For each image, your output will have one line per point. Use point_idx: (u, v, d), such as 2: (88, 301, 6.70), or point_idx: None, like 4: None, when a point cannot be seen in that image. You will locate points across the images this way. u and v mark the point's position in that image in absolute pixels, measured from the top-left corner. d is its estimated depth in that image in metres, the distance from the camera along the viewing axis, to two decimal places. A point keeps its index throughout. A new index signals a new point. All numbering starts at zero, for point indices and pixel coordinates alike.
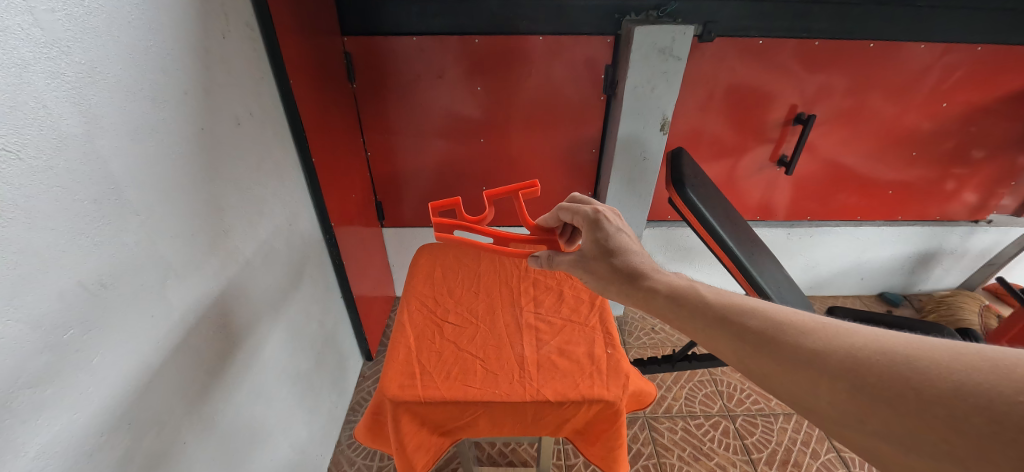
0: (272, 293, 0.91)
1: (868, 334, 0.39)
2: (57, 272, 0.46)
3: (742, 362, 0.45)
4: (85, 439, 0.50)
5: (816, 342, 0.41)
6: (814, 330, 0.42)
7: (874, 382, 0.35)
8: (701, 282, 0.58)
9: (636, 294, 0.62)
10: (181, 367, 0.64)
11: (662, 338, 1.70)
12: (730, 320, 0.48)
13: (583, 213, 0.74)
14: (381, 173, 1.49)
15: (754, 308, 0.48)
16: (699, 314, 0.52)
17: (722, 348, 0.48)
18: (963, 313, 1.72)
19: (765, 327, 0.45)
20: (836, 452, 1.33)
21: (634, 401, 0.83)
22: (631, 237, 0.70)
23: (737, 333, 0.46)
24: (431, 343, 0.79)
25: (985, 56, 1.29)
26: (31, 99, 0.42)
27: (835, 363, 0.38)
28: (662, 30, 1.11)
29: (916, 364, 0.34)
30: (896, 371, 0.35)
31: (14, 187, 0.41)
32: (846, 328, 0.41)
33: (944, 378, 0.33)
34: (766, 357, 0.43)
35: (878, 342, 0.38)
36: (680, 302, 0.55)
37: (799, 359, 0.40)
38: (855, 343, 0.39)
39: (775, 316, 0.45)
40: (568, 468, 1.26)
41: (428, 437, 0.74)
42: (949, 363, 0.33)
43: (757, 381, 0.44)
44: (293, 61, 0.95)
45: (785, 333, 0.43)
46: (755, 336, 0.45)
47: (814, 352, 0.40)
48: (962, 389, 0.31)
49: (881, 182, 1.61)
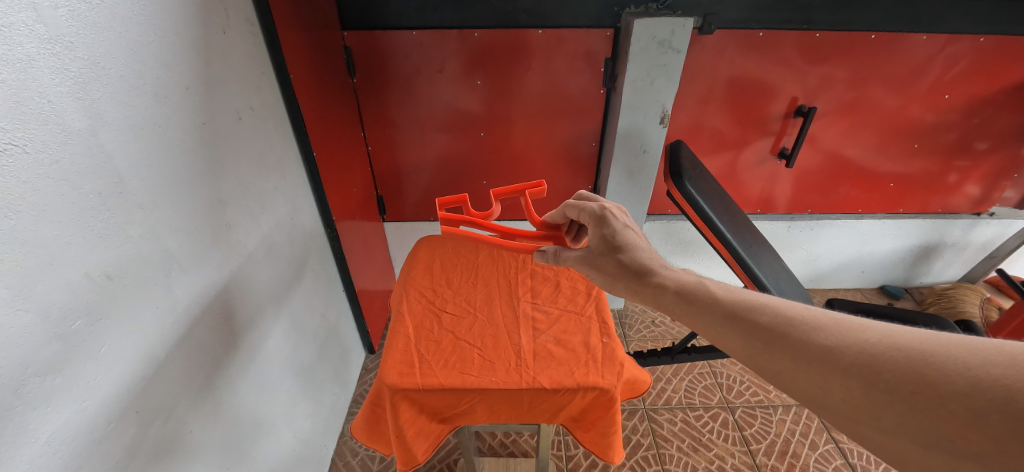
0: (274, 286, 0.92)
1: (882, 330, 0.40)
2: (65, 264, 0.47)
3: (752, 359, 0.46)
4: (95, 427, 0.51)
5: (829, 339, 0.41)
6: (826, 326, 0.43)
7: (888, 379, 0.36)
8: (710, 279, 0.58)
9: (644, 290, 0.62)
10: (187, 358, 0.66)
11: (662, 331, 1.71)
12: (740, 316, 0.49)
13: (589, 210, 0.75)
14: (382, 167, 1.49)
15: (765, 305, 0.48)
16: (709, 310, 0.52)
17: (732, 344, 0.48)
18: (963, 306, 1.72)
19: (777, 324, 0.45)
20: (834, 444, 1.34)
21: (628, 390, 0.84)
22: (637, 233, 0.71)
23: (747, 330, 0.47)
24: (430, 332, 0.80)
25: (987, 47, 1.28)
26: (37, 95, 0.43)
27: (849, 360, 0.39)
28: (662, 22, 1.11)
29: (933, 360, 0.35)
30: (912, 367, 0.35)
31: (22, 181, 0.42)
32: (859, 325, 0.41)
33: (962, 374, 0.33)
34: (777, 353, 0.44)
35: (894, 339, 0.38)
36: (689, 298, 0.56)
37: (811, 356, 0.41)
38: (869, 339, 0.39)
39: (786, 313, 0.46)
40: (569, 458, 1.27)
41: (427, 424, 0.76)
42: (967, 358, 0.34)
43: (769, 378, 0.44)
44: (292, 56, 0.95)
45: (797, 329, 0.44)
46: (765, 332, 0.46)
47: (827, 349, 0.41)
48: (980, 385, 0.32)
49: (882, 174, 1.60)
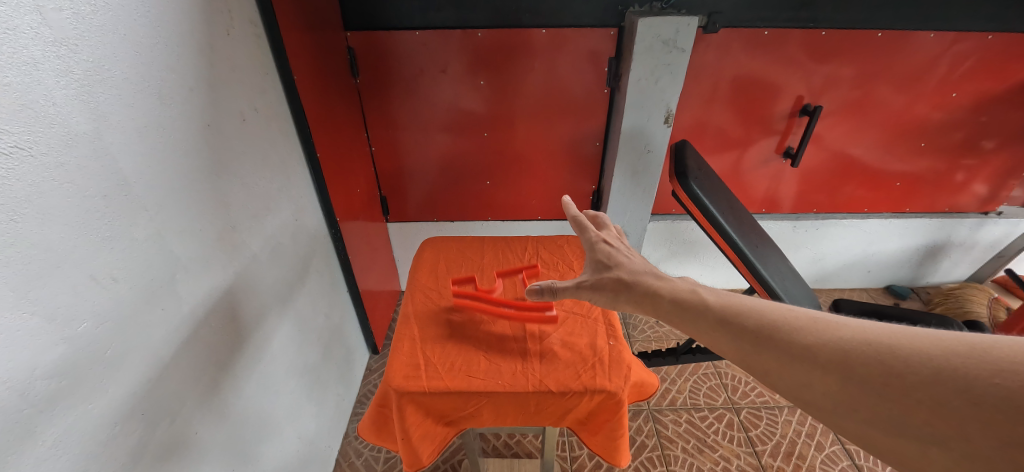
0: (279, 287, 0.92)
1: (855, 326, 0.39)
2: (71, 267, 0.47)
3: (743, 361, 0.45)
4: (100, 430, 0.51)
5: (807, 337, 0.40)
6: (805, 324, 0.42)
7: (860, 372, 0.35)
8: (704, 286, 0.57)
9: (642, 301, 0.61)
10: (192, 360, 0.66)
11: (667, 331, 1.71)
12: (730, 320, 0.48)
13: (587, 239, 0.75)
14: (385, 168, 1.49)
15: (751, 308, 0.47)
16: (701, 317, 0.52)
17: (725, 349, 0.48)
18: (971, 306, 1.71)
19: (761, 325, 0.44)
20: (841, 445, 1.33)
21: (636, 392, 0.84)
22: (632, 257, 0.71)
23: (734, 333, 0.46)
24: (435, 334, 0.80)
25: (996, 45, 1.27)
26: (42, 98, 0.43)
27: (824, 356, 0.38)
28: (666, 21, 1.10)
29: (898, 351, 0.34)
30: (880, 360, 0.35)
31: (27, 184, 0.42)
32: (834, 322, 0.40)
33: (925, 363, 0.33)
34: (763, 354, 0.43)
35: (866, 333, 0.37)
36: (683, 307, 0.55)
37: (790, 354, 0.40)
38: (842, 335, 0.39)
39: (769, 314, 0.45)
40: (573, 460, 1.27)
41: (433, 427, 0.76)
42: (929, 348, 0.33)
43: (758, 379, 0.43)
44: (296, 57, 0.95)
45: (778, 329, 0.43)
46: (751, 333, 0.45)
47: (804, 347, 0.40)
48: (942, 374, 0.32)
49: (889, 173, 1.58)
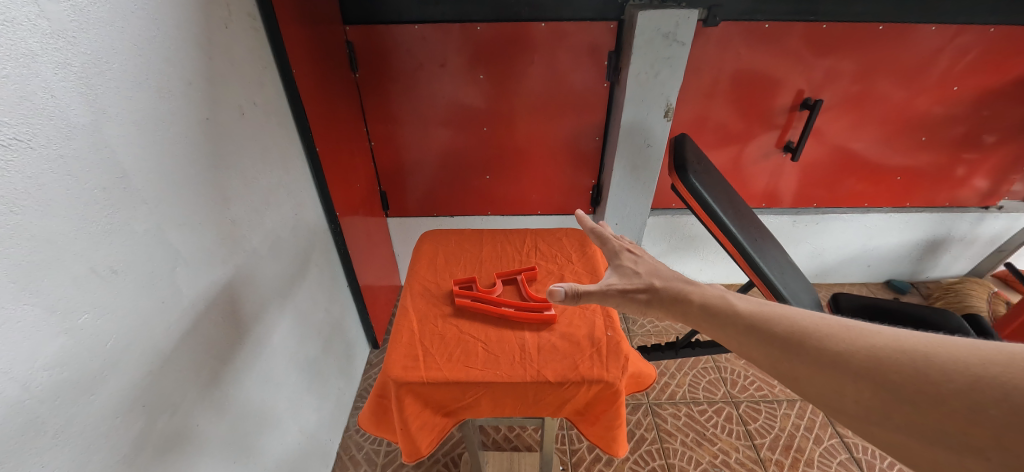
0: (279, 281, 0.93)
1: (890, 335, 0.40)
2: (71, 259, 0.47)
3: (773, 367, 0.46)
4: (103, 420, 0.51)
5: (840, 345, 0.42)
6: (837, 332, 0.43)
7: (895, 380, 0.37)
8: (732, 292, 0.57)
9: (669, 307, 0.61)
10: (193, 352, 0.66)
11: (666, 326, 1.71)
12: (759, 327, 0.49)
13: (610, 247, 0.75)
14: (385, 162, 1.49)
15: (782, 315, 0.49)
16: (730, 323, 0.53)
17: (755, 355, 0.49)
18: (971, 300, 1.72)
19: (792, 332, 0.46)
20: (839, 438, 1.34)
21: (634, 383, 0.84)
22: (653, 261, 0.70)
23: (764, 339, 0.48)
24: (433, 326, 0.80)
25: (998, 38, 1.26)
26: (41, 90, 0.43)
27: (858, 364, 0.39)
28: (666, 15, 1.09)
29: (935, 360, 0.36)
30: (916, 368, 0.36)
31: (25, 176, 0.42)
32: (868, 330, 0.42)
33: (961, 371, 0.34)
34: (794, 360, 0.44)
35: (900, 342, 0.39)
36: (712, 313, 0.55)
37: (823, 361, 0.42)
38: (877, 343, 0.40)
39: (800, 321, 0.47)
40: (573, 453, 1.28)
41: (432, 417, 0.76)
42: (966, 358, 0.35)
43: (789, 385, 0.45)
44: (294, 50, 0.94)
45: (808, 336, 0.45)
46: (782, 340, 0.46)
47: (837, 354, 0.41)
48: (980, 382, 0.33)
49: (890, 168, 1.58)
